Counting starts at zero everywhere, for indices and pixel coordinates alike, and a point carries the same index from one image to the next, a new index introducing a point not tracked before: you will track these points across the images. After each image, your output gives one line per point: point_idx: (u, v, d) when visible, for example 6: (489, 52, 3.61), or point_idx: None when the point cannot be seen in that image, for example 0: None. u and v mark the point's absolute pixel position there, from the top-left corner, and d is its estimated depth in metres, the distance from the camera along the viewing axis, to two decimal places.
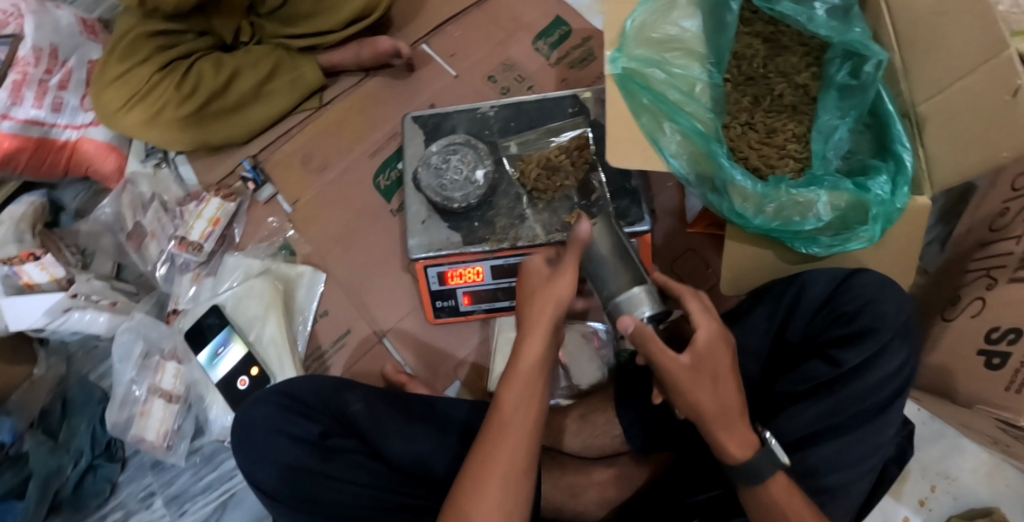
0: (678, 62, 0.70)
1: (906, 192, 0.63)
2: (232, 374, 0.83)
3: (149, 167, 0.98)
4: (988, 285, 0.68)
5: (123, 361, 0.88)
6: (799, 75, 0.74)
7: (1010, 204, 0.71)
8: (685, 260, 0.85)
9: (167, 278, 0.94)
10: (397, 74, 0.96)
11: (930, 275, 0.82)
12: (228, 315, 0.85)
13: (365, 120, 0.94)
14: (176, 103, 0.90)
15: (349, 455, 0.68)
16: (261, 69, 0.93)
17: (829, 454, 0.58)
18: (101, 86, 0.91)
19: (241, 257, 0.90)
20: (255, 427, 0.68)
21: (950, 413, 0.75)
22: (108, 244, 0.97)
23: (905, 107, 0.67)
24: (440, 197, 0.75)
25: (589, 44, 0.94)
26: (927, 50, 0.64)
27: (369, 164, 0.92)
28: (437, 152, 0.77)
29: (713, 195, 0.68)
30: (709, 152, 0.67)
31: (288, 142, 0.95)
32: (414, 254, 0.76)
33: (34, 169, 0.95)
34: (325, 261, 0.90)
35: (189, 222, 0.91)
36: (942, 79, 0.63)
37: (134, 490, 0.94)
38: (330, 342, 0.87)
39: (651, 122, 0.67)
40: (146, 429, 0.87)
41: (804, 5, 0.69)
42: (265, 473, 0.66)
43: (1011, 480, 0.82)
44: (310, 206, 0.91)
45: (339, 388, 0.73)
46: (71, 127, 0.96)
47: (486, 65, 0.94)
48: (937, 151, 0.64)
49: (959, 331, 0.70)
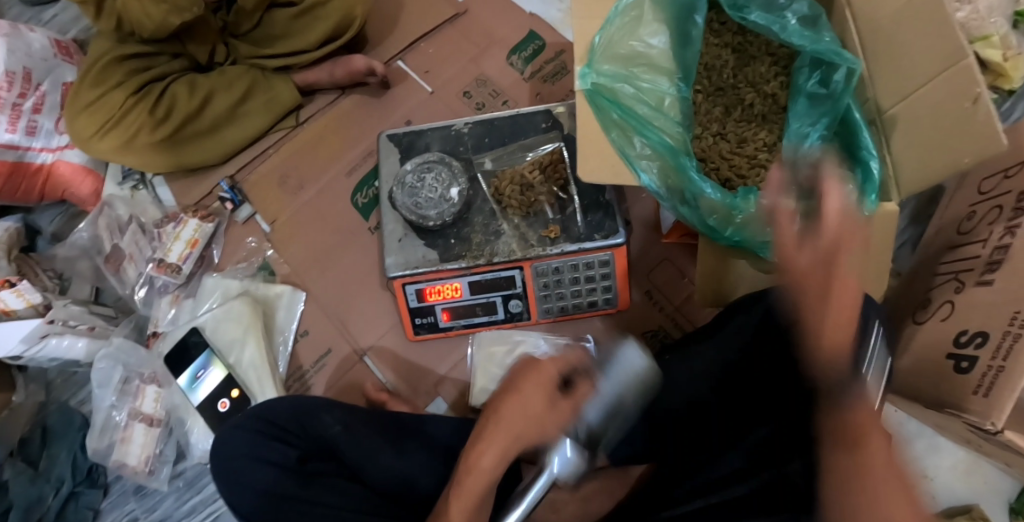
0: (646, 76, 0.70)
1: (874, 199, 0.64)
2: (213, 396, 0.83)
3: (126, 190, 0.98)
4: (956, 289, 0.70)
5: (102, 387, 0.88)
6: (768, 84, 0.75)
7: (977, 207, 0.73)
8: (661, 270, 0.85)
9: (147, 301, 0.93)
10: (373, 92, 0.96)
11: (903, 278, 0.84)
12: (207, 338, 0.84)
13: (341, 139, 0.94)
14: (151, 127, 0.90)
15: (327, 478, 0.69)
16: (234, 90, 0.93)
17: (803, 457, 0.59)
18: (74, 112, 0.92)
19: (219, 278, 0.90)
20: (232, 453, 0.68)
21: (926, 416, 0.76)
22: (85, 268, 0.97)
23: (872, 114, 0.68)
24: (416, 215, 0.75)
25: (562, 58, 0.94)
26: (889, 58, 0.66)
27: (346, 182, 0.92)
28: (411, 171, 0.78)
29: (684, 208, 0.68)
30: (678, 166, 0.68)
31: (265, 162, 0.95)
32: (390, 273, 0.76)
33: (9, 194, 0.94)
34: (305, 281, 0.90)
35: (167, 244, 0.91)
36: (904, 86, 0.64)
37: (117, 516, 0.93)
38: (311, 362, 0.87)
39: (620, 137, 0.68)
40: (128, 455, 0.87)
41: (775, 14, 0.70)
42: (240, 499, 0.66)
43: (990, 478, 0.84)
44: (289, 225, 0.92)
45: (315, 410, 0.71)
46: (47, 150, 0.96)
47: (461, 80, 0.95)
48: (903, 155, 0.65)
49: (929, 334, 0.71)
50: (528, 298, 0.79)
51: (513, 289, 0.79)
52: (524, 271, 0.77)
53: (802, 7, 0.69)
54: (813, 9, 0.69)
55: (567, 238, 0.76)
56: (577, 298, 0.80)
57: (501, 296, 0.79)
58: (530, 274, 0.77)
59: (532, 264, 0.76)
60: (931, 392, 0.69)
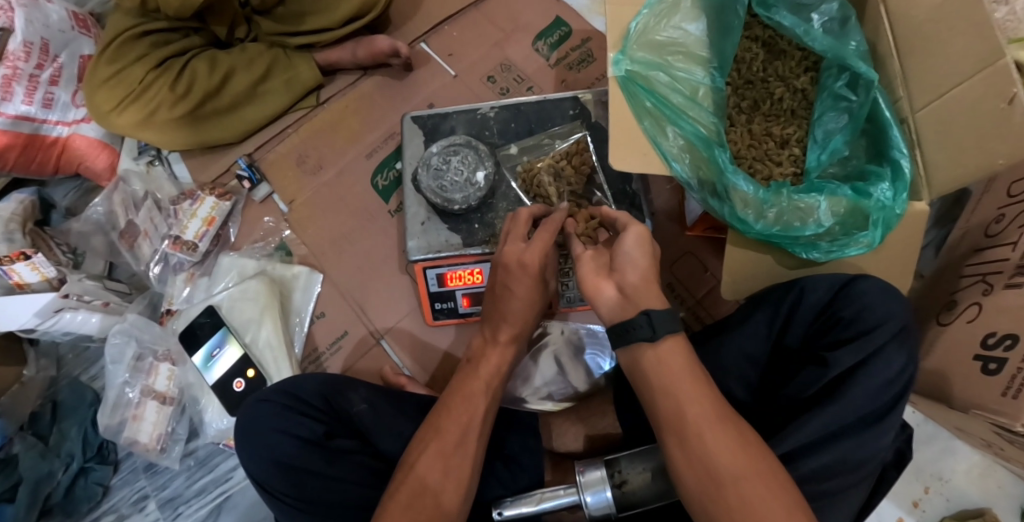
0: (680, 65, 0.69)
1: (905, 198, 0.63)
2: (228, 376, 0.82)
3: (141, 165, 0.97)
4: (984, 291, 0.69)
5: (116, 363, 0.87)
6: (797, 80, 0.74)
7: (1006, 210, 0.72)
8: (683, 263, 0.85)
9: (161, 279, 0.93)
10: (394, 74, 0.95)
11: (925, 280, 0.84)
12: (224, 317, 0.83)
13: (361, 120, 0.93)
14: (171, 102, 0.89)
15: (353, 456, 0.68)
16: (255, 69, 0.92)
17: (833, 458, 0.56)
18: (92, 87, 0.90)
19: (236, 257, 0.88)
20: (256, 428, 0.67)
21: (945, 417, 0.76)
22: (100, 244, 0.96)
23: (903, 112, 0.65)
24: (440, 199, 0.74)
25: (588, 45, 0.93)
26: (922, 56, 0.62)
27: (366, 164, 0.91)
28: (437, 153, 0.77)
29: (713, 199, 0.67)
30: (710, 157, 0.67)
31: (283, 142, 0.93)
32: (411, 256, 0.76)
33: (24, 166, 0.94)
34: (322, 262, 0.89)
35: (183, 221, 0.90)
36: (937, 85, 0.61)
37: (127, 493, 0.93)
38: (327, 344, 0.86)
39: (653, 125, 0.66)
40: (139, 432, 0.87)
41: (802, 16, 0.69)
42: (257, 465, 0.66)
43: (1004, 482, 0.85)
44: (306, 206, 0.90)
45: (339, 387, 0.71)
46: (62, 124, 0.95)
47: (484, 65, 0.94)
48: (934, 156, 0.62)
49: (955, 336, 0.71)
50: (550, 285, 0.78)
51: None
52: None
53: (831, 8, 0.68)
54: (842, 10, 0.68)
55: None
56: None
57: None
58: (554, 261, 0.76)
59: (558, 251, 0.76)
60: (957, 393, 0.69)
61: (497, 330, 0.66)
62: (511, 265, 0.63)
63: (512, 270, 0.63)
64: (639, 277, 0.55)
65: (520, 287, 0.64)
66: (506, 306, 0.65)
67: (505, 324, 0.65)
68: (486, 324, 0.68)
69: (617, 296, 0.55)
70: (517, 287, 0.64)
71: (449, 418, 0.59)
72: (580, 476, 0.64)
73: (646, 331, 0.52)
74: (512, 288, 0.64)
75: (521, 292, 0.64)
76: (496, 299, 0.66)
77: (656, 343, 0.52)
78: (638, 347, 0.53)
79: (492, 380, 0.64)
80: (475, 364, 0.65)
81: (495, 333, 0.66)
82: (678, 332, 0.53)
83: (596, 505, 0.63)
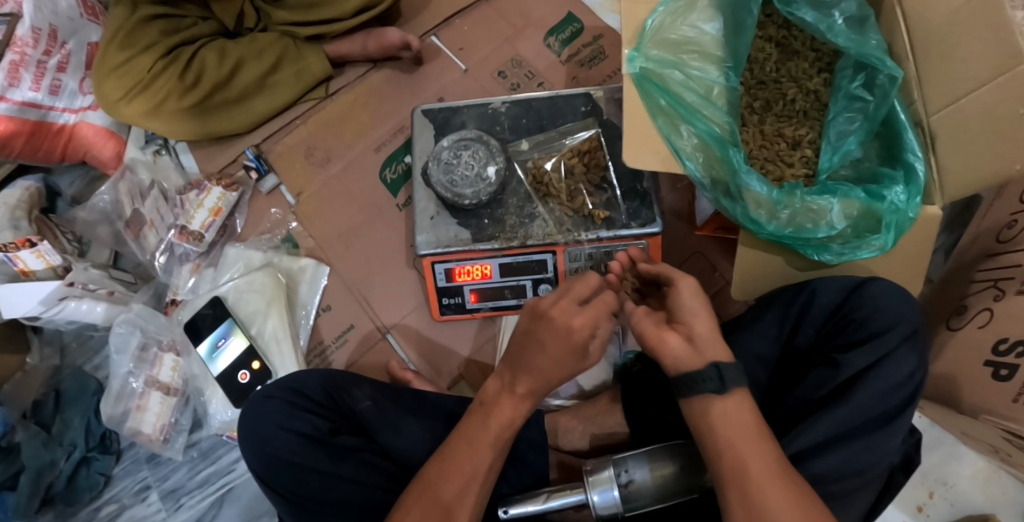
0: (695, 64, 0.68)
1: (918, 201, 0.62)
2: (232, 368, 0.82)
3: (148, 154, 0.96)
4: (996, 296, 0.69)
5: (120, 353, 0.86)
6: (810, 80, 0.74)
7: (1018, 216, 0.71)
8: (692, 263, 0.84)
9: (166, 269, 0.93)
10: (405, 67, 0.94)
11: (934, 285, 0.83)
12: (230, 308, 0.83)
13: (371, 113, 0.93)
14: (180, 92, 0.89)
15: (361, 455, 0.67)
16: (265, 59, 0.92)
17: (842, 459, 0.55)
18: (101, 74, 0.90)
19: (242, 249, 0.88)
20: (263, 424, 0.67)
21: (953, 422, 0.76)
22: (105, 233, 0.96)
23: (917, 116, 0.64)
24: (451, 194, 0.74)
25: (600, 43, 0.93)
26: (938, 60, 0.61)
27: (375, 157, 0.90)
28: (447, 147, 0.76)
29: (726, 200, 0.67)
30: (724, 156, 0.66)
31: (292, 133, 0.93)
32: (420, 250, 0.74)
33: (29, 153, 0.93)
34: (329, 256, 0.88)
35: (189, 212, 0.90)
36: (953, 90, 0.60)
37: (129, 483, 0.93)
38: (332, 337, 0.85)
39: (667, 123, 0.65)
40: (143, 423, 0.86)
41: (823, 13, 0.68)
42: (259, 460, 0.66)
43: (1008, 488, 0.85)
44: (314, 199, 0.90)
45: (344, 383, 0.71)
46: (69, 111, 0.94)
47: (495, 60, 0.93)
48: (948, 162, 0.62)
49: (965, 341, 0.71)
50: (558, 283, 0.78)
51: (543, 273, 0.77)
52: (557, 256, 0.76)
53: (850, 7, 0.67)
54: (861, 9, 0.67)
55: (604, 225, 0.75)
56: None
57: (530, 279, 0.78)
58: (562, 259, 0.76)
59: (566, 249, 0.75)
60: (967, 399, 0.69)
61: (516, 382, 0.60)
62: (552, 321, 0.57)
63: (552, 326, 0.57)
64: (707, 327, 0.54)
65: (554, 348, 0.57)
66: (536, 364, 0.58)
67: (525, 378, 0.59)
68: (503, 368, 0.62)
69: (685, 345, 0.54)
70: (553, 345, 0.57)
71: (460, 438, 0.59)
72: (587, 475, 0.64)
73: (715, 384, 0.52)
74: (545, 344, 0.58)
75: (556, 352, 0.57)
76: (524, 351, 0.59)
77: (725, 395, 0.52)
78: (706, 399, 0.52)
79: (503, 432, 0.60)
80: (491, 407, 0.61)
81: (514, 384, 0.60)
82: (744, 386, 0.53)
83: (603, 505, 0.63)
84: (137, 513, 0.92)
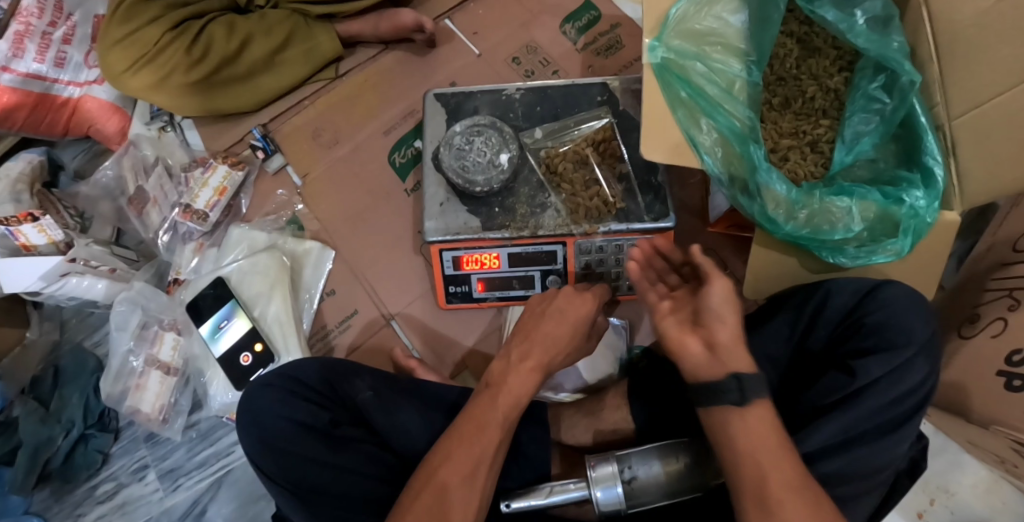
0: (717, 56, 0.65)
1: (937, 206, 0.60)
2: (234, 349, 0.81)
3: (153, 130, 0.94)
4: (1010, 306, 0.68)
5: (119, 330, 0.86)
6: (831, 79, 0.72)
7: None
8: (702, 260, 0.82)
9: (169, 247, 0.91)
10: (418, 50, 0.93)
11: (947, 291, 0.82)
12: (232, 289, 0.82)
13: (383, 95, 0.91)
14: (187, 67, 0.87)
15: (357, 446, 0.66)
16: (274, 36, 0.90)
17: (849, 462, 0.55)
18: (105, 47, 0.88)
19: (246, 230, 0.87)
20: (259, 411, 0.67)
21: (960, 431, 0.76)
22: (107, 209, 0.95)
23: (939, 118, 0.61)
24: (462, 180, 0.72)
25: (617, 31, 0.91)
26: (962, 62, 0.58)
27: (384, 141, 0.89)
28: (460, 132, 0.75)
29: (743, 197, 0.65)
30: (743, 152, 0.64)
31: (299, 114, 0.91)
32: (428, 237, 0.73)
33: (33, 125, 0.93)
34: (334, 239, 0.87)
35: (194, 190, 0.88)
36: (978, 93, 0.58)
37: (127, 462, 0.92)
38: (335, 322, 0.84)
39: (687, 116, 0.64)
40: (142, 402, 0.86)
41: (845, 12, 0.65)
42: (257, 451, 0.64)
43: (1008, 498, 0.85)
44: (321, 181, 0.88)
45: (344, 373, 0.70)
46: (73, 85, 0.94)
47: (509, 46, 0.91)
48: (970, 166, 0.60)
49: (981, 351, 0.70)
50: (567, 273, 0.76)
51: (552, 264, 0.76)
52: (567, 247, 0.74)
53: (874, 6, 0.63)
54: (886, 9, 0.63)
55: (618, 215, 0.73)
56: (615, 279, 0.77)
57: (539, 270, 0.76)
58: (573, 251, 0.74)
59: (576, 241, 0.74)
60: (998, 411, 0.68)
61: (522, 359, 0.64)
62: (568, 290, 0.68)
63: (570, 295, 0.68)
64: (730, 335, 0.53)
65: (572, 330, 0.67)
66: (550, 334, 0.66)
67: (531, 354, 0.64)
68: (514, 343, 0.66)
69: (704, 353, 0.53)
70: (570, 310, 0.67)
71: (464, 436, 0.58)
72: (591, 470, 0.64)
73: (735, 396, 0.51)
74: (568, 313, 0.67)
75: (578, 318, 0.67)
76: (536, 319, 0.67)
77: (745, 408, 0.51)
78: (724, 412, 0.51)
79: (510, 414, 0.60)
80: (495, 391, 0.61)
81: (521, 360, 0.64)
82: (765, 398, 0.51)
83: (606, 502, 0.62)
84: (134, 493, 0.91)
